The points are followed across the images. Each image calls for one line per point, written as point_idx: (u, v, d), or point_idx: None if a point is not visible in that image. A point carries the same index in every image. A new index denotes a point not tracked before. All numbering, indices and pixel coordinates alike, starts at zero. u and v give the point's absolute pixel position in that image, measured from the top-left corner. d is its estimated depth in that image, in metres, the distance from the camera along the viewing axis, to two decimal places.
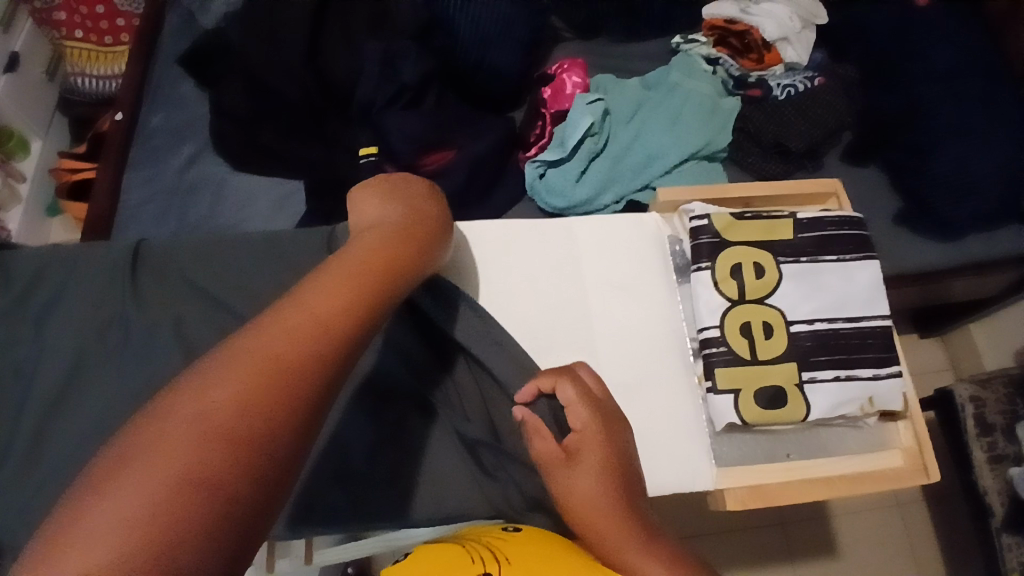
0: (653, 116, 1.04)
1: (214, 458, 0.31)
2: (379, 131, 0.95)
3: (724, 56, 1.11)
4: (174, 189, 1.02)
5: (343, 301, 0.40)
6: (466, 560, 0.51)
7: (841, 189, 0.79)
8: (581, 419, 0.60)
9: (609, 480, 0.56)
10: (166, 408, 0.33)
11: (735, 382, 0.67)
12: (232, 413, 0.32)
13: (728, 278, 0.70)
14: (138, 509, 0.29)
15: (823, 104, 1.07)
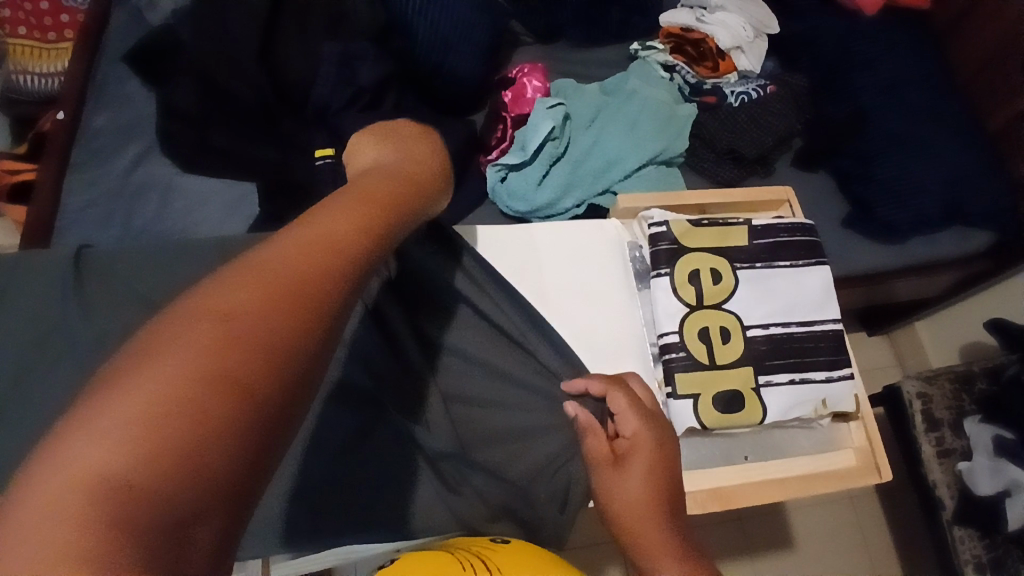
0: (613, 121, 1.05)
1: (243, 346, 0.31)
2: (336, 133, 0.94)
3: (680, 63, 1.13)
4: (119, 191, 0.98)
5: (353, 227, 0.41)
6: (458, 565, 0.54)
7: (794, 196, 0.81)
8: (632, 425, 0.62)
9: (658, 488, 0.60)
10: (177, 316, 0.32)
11: (694, 386, 0.68)
12: (250, 314, 0.32)
13: (686, 283, 0.71)
14: (171, 387, 0.28)
15: (774, 112, 1.10)
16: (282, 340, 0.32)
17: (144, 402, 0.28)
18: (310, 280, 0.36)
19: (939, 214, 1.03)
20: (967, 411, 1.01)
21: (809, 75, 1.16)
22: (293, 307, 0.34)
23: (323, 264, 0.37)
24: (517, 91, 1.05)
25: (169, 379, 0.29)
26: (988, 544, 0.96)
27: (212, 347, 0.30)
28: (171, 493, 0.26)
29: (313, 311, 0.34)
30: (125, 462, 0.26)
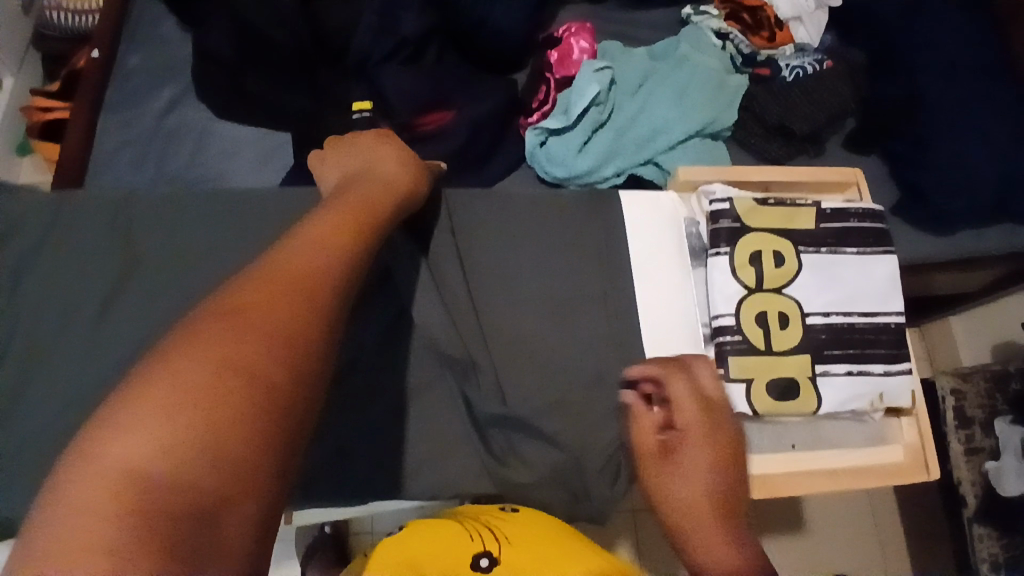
0: (660, 89, 1.01)
1: (245, 359, 0.36)
2: (375, 87, 0.92)
3: (734, 31, 1.08)
4: (153, 135, 0.96)
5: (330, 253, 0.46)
6: (471, 540, 0.63)
7: (862, 179, 0.78)
8: (688, 413, 0.58)
9: (712, 478, 0.54)
10: (187, 335, 0.37)
11: (748, 372, 0.66)
12: (249, 334, 0.38)
13: (746, 265, 0.69)
14: (184, 392, 0.34)
15: (829, 87, 1.04)
16: (266, 342, 0.38)
17: (144, 407, 0.33)
18: (277, 290, 0.41)
19: (988, 206, 0.99)
20: (999, 411, 0.99)
21: (867, 50, 1.11)
22: (269, 315, 0.39)
23: (290, 276, 0.42)
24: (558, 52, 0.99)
25: (164, 387, 0.34)
26: (1009, 544, 0.95)
27: (199, 359, 0.35)
28: (181, 478, 0.32)
29: (288, 313, 0.40)
30: (142, 458, 0.31)
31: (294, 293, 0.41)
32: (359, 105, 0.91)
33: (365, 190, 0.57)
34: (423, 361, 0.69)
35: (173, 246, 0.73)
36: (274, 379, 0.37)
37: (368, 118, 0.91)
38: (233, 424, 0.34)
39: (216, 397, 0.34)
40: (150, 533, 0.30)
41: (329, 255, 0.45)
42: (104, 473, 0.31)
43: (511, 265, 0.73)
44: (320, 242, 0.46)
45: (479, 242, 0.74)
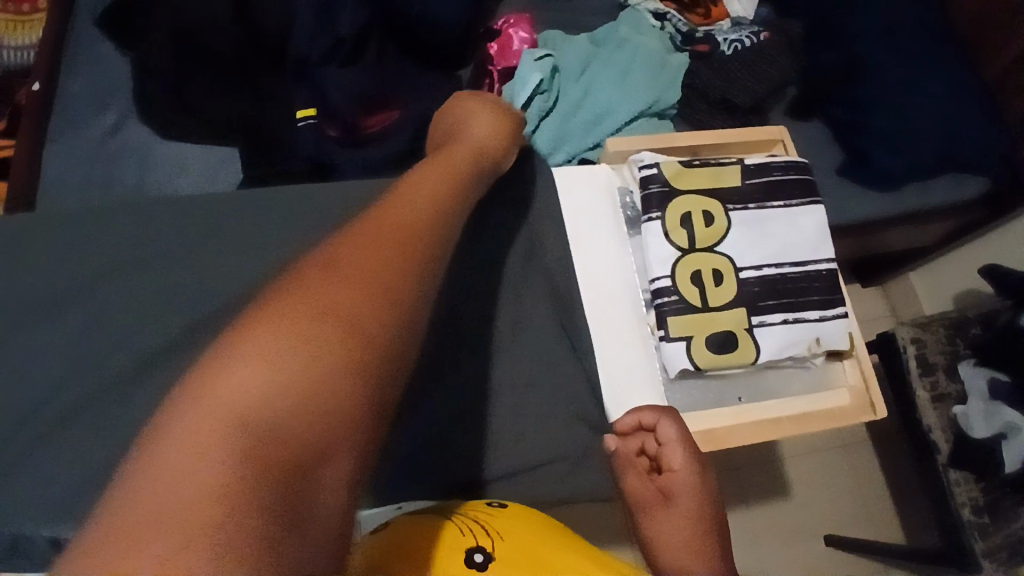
0: (601, 73, 1.02)
1: (338, 328, 0.41)
2: (318, 91, 0.93)
3: (671, 11, 1.10)
4: (98, 157, 0.95)
5: (417, 225, 0.50)
6: (463, 534, 0.57)
7: (787, 136, 0.80)
8: (680, 460, 0.63)
9: (695, 525, 0.61)
10: (290, 299, 0.42)
11: (686, 330, 0.68)
12: (346, 300, 0.42)
13: (678, 228, 0.70)
14: (288, 353, 0.39)
15: (766, 59, 1.08)
16: (353, 308, 0.42)
17: (252, 361, 0.38)
18: (365, 264, 0.45)
19: (933, 163, 1.01)
20: (962, 355, 1.03)
21: (803, 20, 1.13)
22: (359, 292, 0.43)
23: (381, 250, 0.46)
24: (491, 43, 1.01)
25: (277, 348, 0.39)
26: (985, 487, 0.98)
27: (297, 327, 0.40)
28: (289, 422, 0.37)
29: (367, 286, 0.44)
30: (253, 404, 0.36)
31: (383, 265, 0.45)
32: (304, 112, 0.92)
33: (451, 155, 0.62)
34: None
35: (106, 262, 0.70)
36: (371, 347, 0.41)
37: (314, 124, 0.93)
38: (338, 377, 0.39)
39: (322, 358, 0.39)
40: (267, 461, 0.35)
41: (415, 230, 0.49)
42: (238, 404, 0.36)
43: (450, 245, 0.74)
44: (410, 213, 0.50)
45: None
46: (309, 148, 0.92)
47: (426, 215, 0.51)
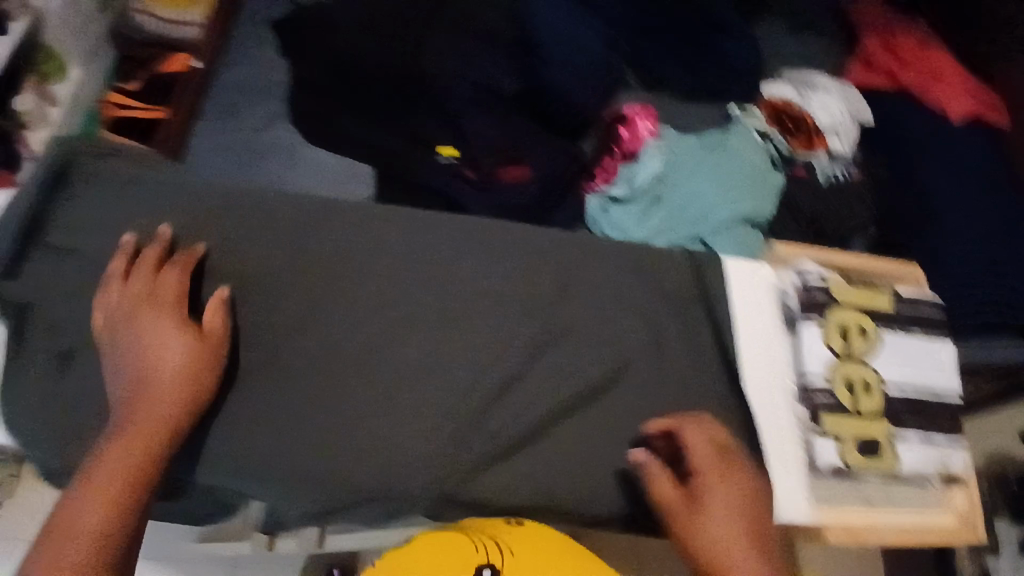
0: (712, 176, 1.08)
1: (116, 493, 0.58)
2: (465, 137, 1.02)
3: (775, 134, 1.17)
4: (246, 147, 1.02)
5: (179, 399, 0.64)
6: (475, 549, 0.66)
7: (918, 272, 0.93)
8: (711, 461, 0.67)
9: (738, 517, 0.64)
10: (90, 481, 0.59)
11: (838, 428, 0.79)
12: (116, 482, 0.59)
13: (836, 339, 0.82)
14: (92, 526, 0.57)
15: (853, 196, 1.17)
16: (113, 488, 0.59)
17: (75, 532, 0.56)
18: (152, 416, 0.62)
19: (988, 323, 1.10)
20: None
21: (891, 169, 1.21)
22: (119, 446, 0.60)
23: (167, 402, 0.63)
24: (625, 128, 1.07)
25: (74, 528, 0.56)
26: None
27: (99, 497, 0.58)
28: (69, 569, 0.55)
29: (155, 427, 0.62)
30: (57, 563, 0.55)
31: (150, 440, 0.61)
32: (446, 150, 1.01)
33: (158, 346, 0.65)
34: (521, 403, 0.75)
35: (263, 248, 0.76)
36: (103, 528, 0.57)
37: (454, 164, 1.01)
38: (138, 475, 0.60)
39: (123, 470, 0.59)
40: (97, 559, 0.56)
41: (198, 374, 0.66)
42: (71, 520, 0.57)
43: (600, 307, 0.80)
44: (164, 397, 0.63)
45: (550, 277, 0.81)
46: (440, 184, 0.99)
47: (178, 400, 0.64)
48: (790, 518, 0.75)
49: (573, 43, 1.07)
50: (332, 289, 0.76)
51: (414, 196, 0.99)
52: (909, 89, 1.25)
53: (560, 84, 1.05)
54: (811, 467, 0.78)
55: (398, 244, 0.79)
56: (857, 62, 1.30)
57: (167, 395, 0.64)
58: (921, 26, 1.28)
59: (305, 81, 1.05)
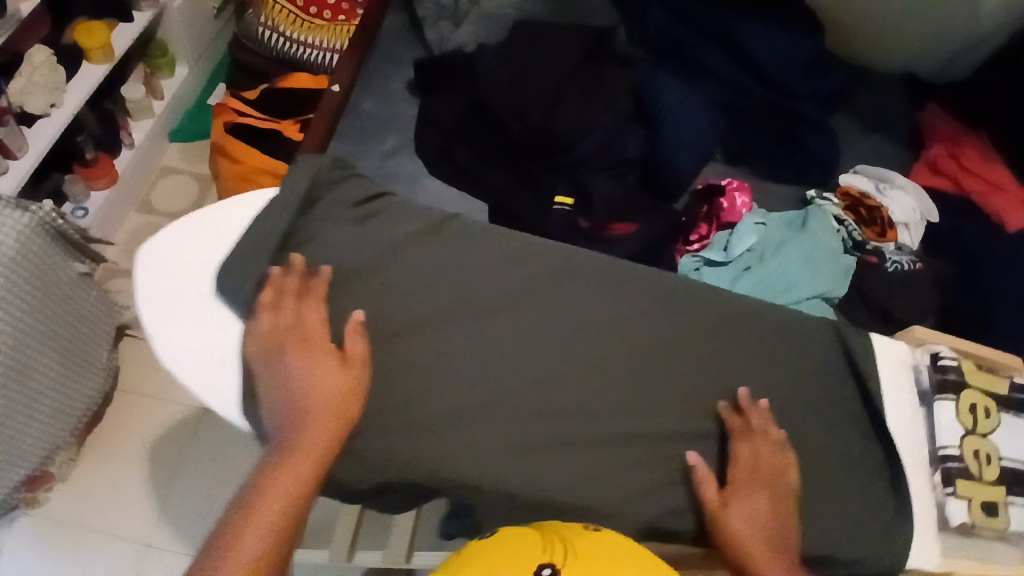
0: (795, 251, 1.12)
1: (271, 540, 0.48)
2: (581, 188, 1.08)
3: (850, 220, 1.21)
4: (377, 171, 1.10)
5: (330, 439, 0.52)
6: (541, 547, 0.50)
7: None
8: (754, 468, 0.56)
9: (763, 522, 0.54)
10: (238, 527, 0.48)
11: (970, 492, 0.66)
12: (273, 521, 0.49)
13: (969, 412, 0.70)
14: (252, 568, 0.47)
15: (920, 288, 1.17)
16: (264, 539, 0.48)
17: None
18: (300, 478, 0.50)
19: None
20: None
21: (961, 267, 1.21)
22: (270, 509, 0.49)
23: (303, 463, 0.51)
24: (723, 199, 1.16)
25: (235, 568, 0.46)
26: None
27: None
28: None
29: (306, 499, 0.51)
30: None
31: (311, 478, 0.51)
32: (560, 199, 1.07)
33: (307, 397, 0.53)
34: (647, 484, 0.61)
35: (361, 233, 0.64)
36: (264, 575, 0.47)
37: (567, 212, 1.06)
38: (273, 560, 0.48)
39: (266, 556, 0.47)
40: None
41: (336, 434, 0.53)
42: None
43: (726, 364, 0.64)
44: (321, 422, 0.52)
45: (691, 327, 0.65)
46: (558, 230, 1.04)
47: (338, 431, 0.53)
48: (915, 568, 0.63)
49: (682, 112, 1.14)
50: (436, 294, 0.62)
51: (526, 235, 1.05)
52: (971, 197, 1.28)
53: (666, 149, 1.12)
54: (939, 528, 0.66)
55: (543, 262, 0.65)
56: (921, 163, 1.33)
57: (323, 429, 0.52)
58: (982, 139, 1.33)
59: (435, 118, 1.13)
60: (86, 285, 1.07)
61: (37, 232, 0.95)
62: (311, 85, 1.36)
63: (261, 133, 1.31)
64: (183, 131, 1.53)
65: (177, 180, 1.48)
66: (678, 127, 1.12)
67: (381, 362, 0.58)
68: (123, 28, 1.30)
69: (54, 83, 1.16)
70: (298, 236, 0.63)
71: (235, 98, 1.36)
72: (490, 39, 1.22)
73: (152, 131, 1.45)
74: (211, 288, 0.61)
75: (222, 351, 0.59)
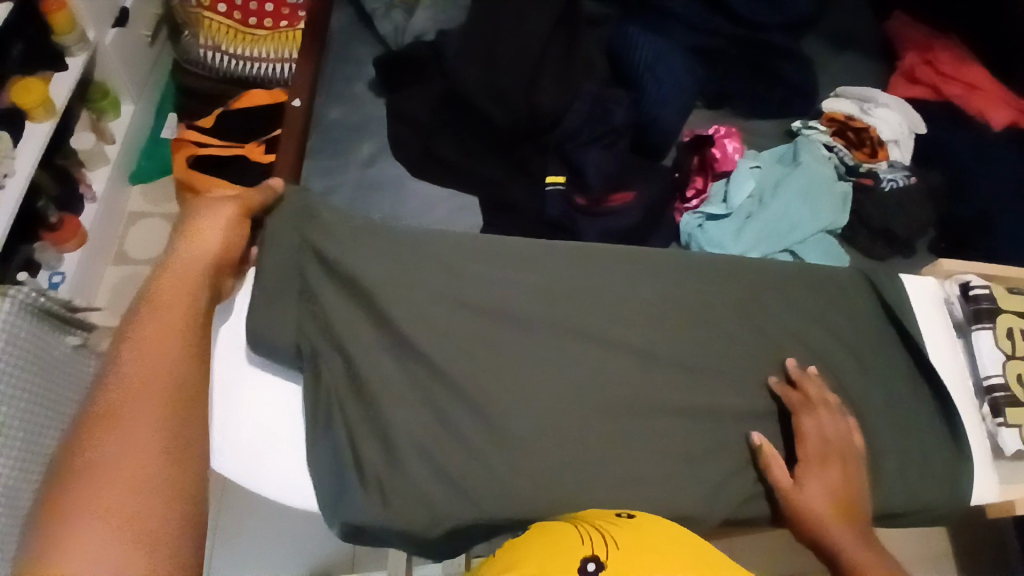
0: (796, 190, 1.06)
1: (172, 399, 0.52)
2: (573, 164, 1.05)
3: (840, 145, 1.15)
4: (357, 184, 1.05)
5: (187, 309, 0.57)
6: (579, 541, 0.50)
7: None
8: (815, 445, 0.60)
9: (838, 492, 0.58)
10: (123, 398, 0.50)
11: (1020, 418, 0.69)
12: (170, 383, 0.53)
13: (1006, 337, 0.72)
14: (159, 412, 0.51)
15: (921, 202, 1.10)
16: (161, 399, 0.51)
17: (138, 441, 0.49)
18: (147, 381, 0.52)
19: None
20: None
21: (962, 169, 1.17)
22: (171, 350, 0.54)
23: (189, 313, 0.57)
24: (714, 149, 1.10)
25: (136, 423, 0.49)
26: None
27: (149, 425, 0.50)
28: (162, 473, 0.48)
29: (186, 351, 0.55)
30: (135, 479, 0.47)
31: (189, 340, 0.56)
32: (552, 178, 1.04)
33: (172, 283, 0.58)
34: (683, 443, 0.63)
35: (370, 271, 0.66)
36: (185, 423, 0.51)
37: (561, 190, 1.04)
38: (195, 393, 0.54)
39: (180, 387, 0.53)
40: (156, 530, 0.46)
41: (179, 317, 0.56)
42: (112, 500, 0.46)
43: (743, 333, 0.68)
44: (180, 296, 0.57)
45: (701, 300, 0.69)
46: (557, 214, 1.02)
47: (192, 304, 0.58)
48: (978, 500, 0.67)
49: (655, 66, 1.12)
50: (464, 318, 0.66)
51: (522, 224, 1.03)
52: (952, 102, 1.23)
53: (648, 109, 1.10)
54: (994, 456, 0.69)
55: (553, 270, 0.69)
56: (898, 74, 1.28)
57: (180, 302, 0.57)
58: (954, 41, 1.30)
59: (408, 115, 1.09)
60: (83, 358, 0.99)
61: (25, 318, 0.88)
62: (269, 100, 1.30)
63: (227, 160, 1.25)
64: (142, 170, 1.47)
65: (148, 224, 1.43)
66: (657, 82, 1.10)
67: (433, 386, 0.62)
68: (59, 78, 1.22)
69: (4, 151, 1.08)
70: (321, 279, 0.65)
71: (191, 128, 1.30)
72: (449, 22, 1.19)
73: (111, 177, 1.38)
74: (246, 384, 0.65)
75: (275, 422, 0.64)
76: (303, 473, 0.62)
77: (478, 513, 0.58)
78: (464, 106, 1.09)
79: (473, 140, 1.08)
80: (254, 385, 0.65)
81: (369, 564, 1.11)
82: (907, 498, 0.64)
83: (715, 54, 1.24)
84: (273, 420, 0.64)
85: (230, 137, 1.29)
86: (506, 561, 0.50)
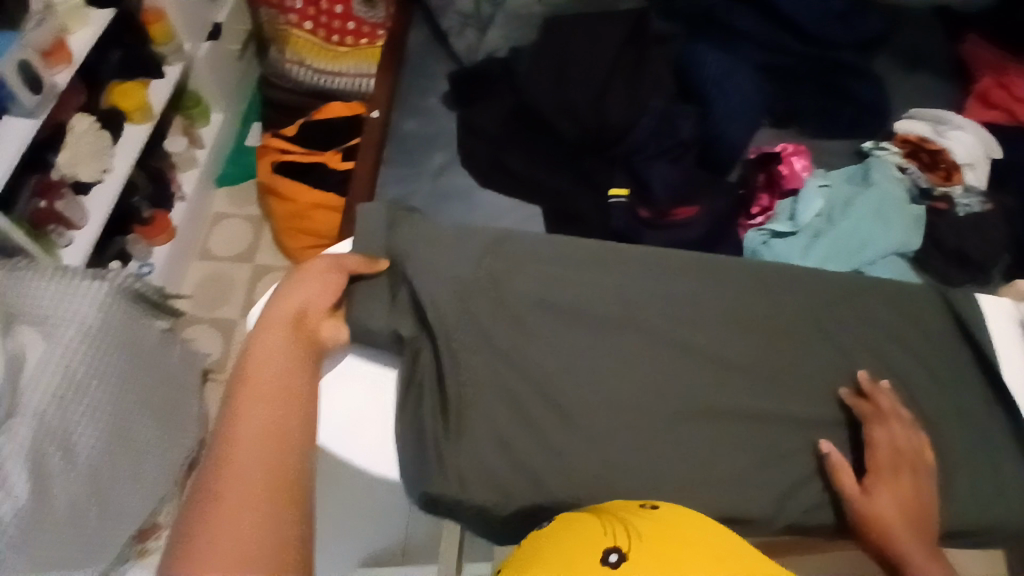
0: (867, 209, 1.05)
1: (279, 439, 0.54)
2: (638, 179, 1.07)
3: (912, 166, 1.13)
4: (428, 193, 1.10)
5: (290, 352, 0.60)
6: (602, 532, 0.51)
7: None
8: (887, 458, 0.60)
9: (907, 507, 0.57)
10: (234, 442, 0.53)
11: None
12: (274, 425, 0.55)
13: None
14: (264, 454, 0.53)
15: (997, 227, 1.06)
16: (264, 442, 0.53)
17: (251, 484, 0.51)
18: (253, 424, 0.54)
19: None
20: None
21: None
22: (275, 392, 0.57)
23: (293, 356, 0.60)
24: (780, 166, 1.10)
25: (246, 468, 0.51)
26: None
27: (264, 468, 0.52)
28: (274, 515, 0.50)
29: (287, 389, 0.58)
30: (252, 522, 0.49)
31: (293, 382, 0.59)
32: (616, 191, 1.06)
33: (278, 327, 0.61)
34: (745, 450, 0.64)
35: (446, 263, 0.70)
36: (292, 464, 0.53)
37: (625, 204, 1.06)
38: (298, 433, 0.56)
39: (284, 430, 0.55)
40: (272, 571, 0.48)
41: (282, 361, 0.59)
42: (230, 546, 0.47)
43: (811, 346, 0.69)
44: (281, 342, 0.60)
45: (767, 311, 0.70)
46: (621, 224, 1.04)
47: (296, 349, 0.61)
48: None
49: (722, 85, 1.13)
50: (533, 317, 0.68)
51: (587, 232, 1.05)
52: None
53: (713, 127, 1.11)
54: None
55: (622, 275, 0.71)
56: (974, 98, 1.25)
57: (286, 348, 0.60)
58: None
59: (479, 127, 1.15)
60: (167, 343, 1.06)
61: (119, 300, 0.96)
62: (346, 113, 1.38)
63: (307, 167, 1.33)
64: (227, 175, 1.57)
65: (230, 225, 1.52)
66: (724, 101, 1.12)
67: (500, 379, 0.65)
68: (156, 86, 1.33)
69: (103, 150, 1.19)
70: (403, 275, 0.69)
71: (275, 136, 1.39)
72: (521, 40, 1.24)
73: (200, 179, 1.49)
74: (356, 373, 0.68)
75: (375, 407, 0.67)
76: (390, 453, 0.65)
77: (542, 503, 0.60)
78: (532, 119, 1.13)
79: (540, 152, 1.12)
80: (361, 372, 0.69)
81: (419, 559, 1.14)
82: (980, 520, 0.62)
83: (784, 74, 1.25)
84: (369, 404, 0.67)
85: (309, 145, 1.37)
86: (535, 551, 0.52)
